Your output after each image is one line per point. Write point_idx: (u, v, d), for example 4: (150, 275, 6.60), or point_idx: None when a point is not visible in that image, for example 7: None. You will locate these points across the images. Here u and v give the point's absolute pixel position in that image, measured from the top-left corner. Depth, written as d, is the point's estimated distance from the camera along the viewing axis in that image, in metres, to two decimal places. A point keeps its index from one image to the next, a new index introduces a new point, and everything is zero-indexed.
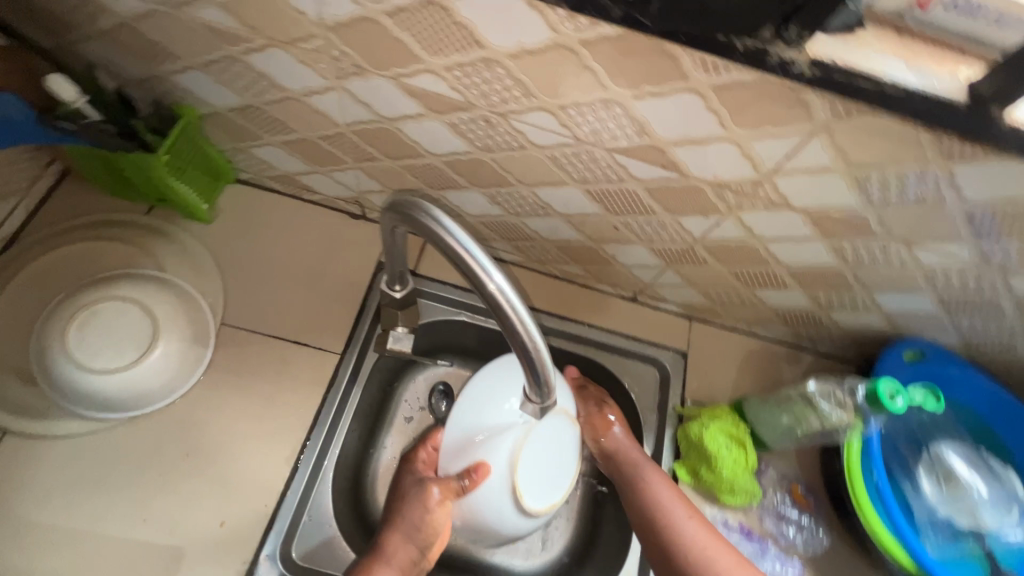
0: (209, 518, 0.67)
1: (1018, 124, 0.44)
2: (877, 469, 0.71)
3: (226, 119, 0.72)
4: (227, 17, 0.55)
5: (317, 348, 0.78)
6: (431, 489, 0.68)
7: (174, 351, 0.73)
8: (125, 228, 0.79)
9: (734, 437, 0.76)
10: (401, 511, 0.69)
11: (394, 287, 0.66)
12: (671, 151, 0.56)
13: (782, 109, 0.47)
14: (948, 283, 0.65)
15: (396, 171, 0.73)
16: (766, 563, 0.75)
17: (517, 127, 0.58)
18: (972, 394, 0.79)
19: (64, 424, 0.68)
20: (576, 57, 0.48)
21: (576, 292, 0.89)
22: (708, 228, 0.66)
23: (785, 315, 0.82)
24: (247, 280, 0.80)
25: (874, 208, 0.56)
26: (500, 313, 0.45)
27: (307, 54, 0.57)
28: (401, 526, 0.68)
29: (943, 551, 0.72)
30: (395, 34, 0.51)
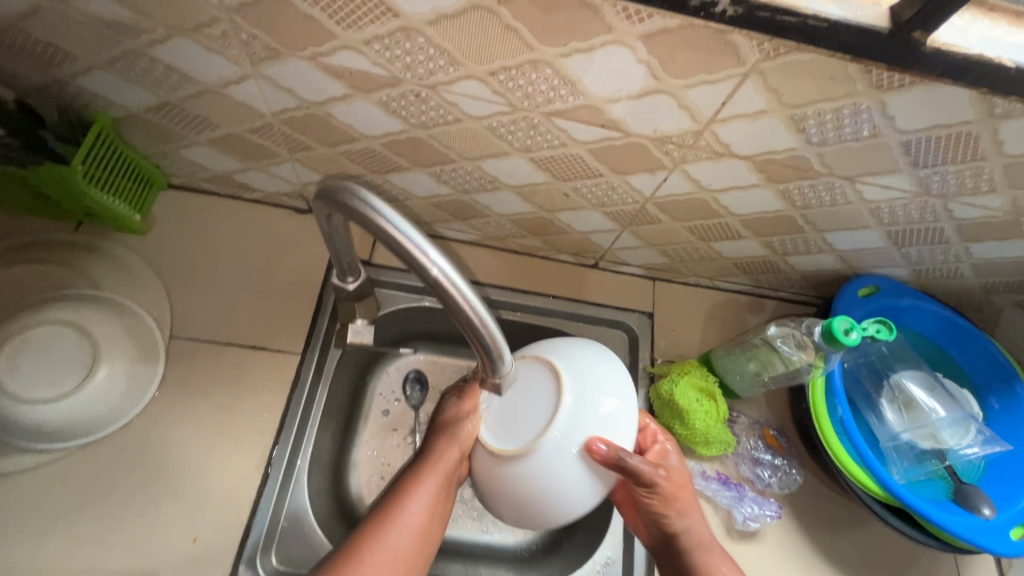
0: (181, 537, 0.65)
1: (942, 48, 0.43)
2: (841, 403, 0.72)
3: (143, 121, 0.67)
4: (119, 7, 0.51)
5: (276, 351, 0.75)
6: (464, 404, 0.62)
7: (121, 372, 0.70)
8: (51, 249, 0.74)
9: (703, 390, 0.77)
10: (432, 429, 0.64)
11: (347, 279, 0.63)
12: (608, 109, 0.54)
13: (711, 54, 0.46)
14: (894, 215, 0.66)
15: (335, 159, 0.70)
16: (744, 508, 0.76)
17: (449, 99, 0.56)
18: (924, 321, 0.81)
19: (11, 461, 0.65)
20: (496, 17, 0.46)
21: (537, 265, 0.88)
22: (658, 184, 0.65)
23: (744, 265, 0.83)
24: (193, 289, 0.76)
25: (814, 147, 0.56)
26: (444, 295, 0.45)
27: (215, 41, 0.53)
28: (444, 433, 0.63)
29: (906, 474, 0.75)
30: (303, 10, 0.48)
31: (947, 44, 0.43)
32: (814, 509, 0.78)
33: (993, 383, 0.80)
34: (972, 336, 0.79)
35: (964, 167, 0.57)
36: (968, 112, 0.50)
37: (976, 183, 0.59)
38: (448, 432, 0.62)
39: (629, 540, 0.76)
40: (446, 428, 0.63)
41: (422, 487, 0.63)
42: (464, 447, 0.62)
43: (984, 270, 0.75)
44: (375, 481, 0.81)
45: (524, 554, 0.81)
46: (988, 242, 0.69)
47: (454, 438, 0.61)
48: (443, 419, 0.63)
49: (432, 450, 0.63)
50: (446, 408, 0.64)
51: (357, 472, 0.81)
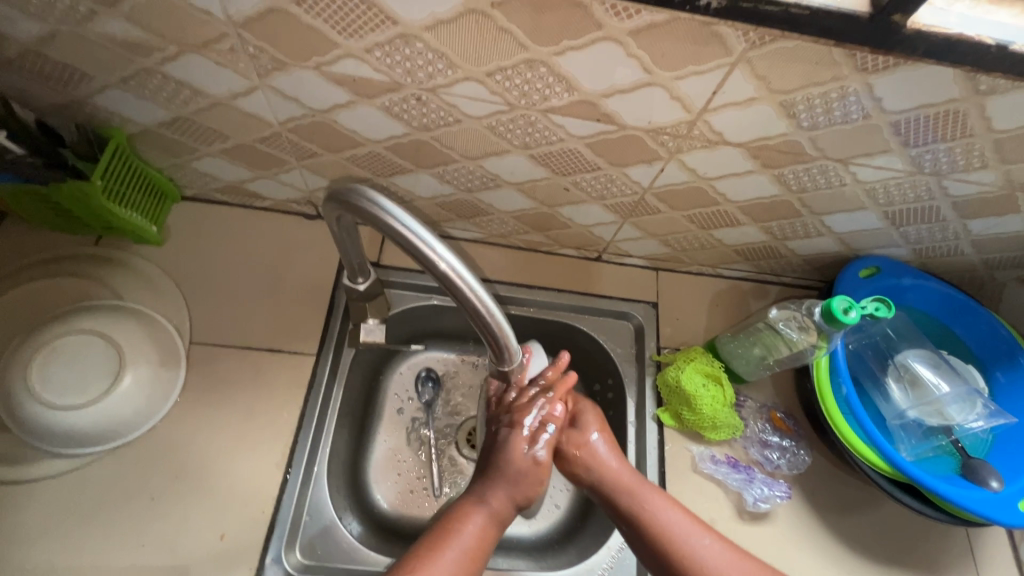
0: (209, 534, 0.68)
1: (924, 28, 0.45)
2: (845, 382, 0.73)
3: (157, 135, 0.70)
4: (132, 28, 0.53)
5: (291, 353, 0.78)
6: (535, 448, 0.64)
7: (145, 377, 0.72)
8: (74, 262, 0.77)
9: (709, 376, 0.79)
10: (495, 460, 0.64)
11: (357, 279, 0.66)
12: (603, 104, 0.56)
13: (699, 45, 0.48)
14: (890, 195, 0.67)
15: (341, 164, 0.72)
16: (754, 490, 0.77)
17: (448, 101, 0.58)
18: (926, 299, 0.82)
19: (44, 465, 0.68)
20: (490, 20, 0.48)
21: (541, 260, 0.90)
22: (655, 175, 0.67)
23: (745, 252, 0.84)
24: (210, 296, 0.79)
25: (805, 131, 0.57)
26: (454, 289, 0.48)
27: (224, 55, 0.56)
28: (506, 478, 0.63)
29: (913, 450, 0.76)
30: (307, 22, 0.50)
31: (928, 25, 0.45)
32: (823, 490, 0.80)
33: (998, 359, 0.81)
34: (974, 312, 0.80)
35: (955, 144, 0.58)
36: (954, 90, 0.51)
37: (969, 159, 0.60)
38: (511, 476, 0.63)
39: None
40: (511, 470, 0.63)
41: (475, 509, 0.61)
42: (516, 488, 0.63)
43: (984, 247, 0.76)
44: (392, 476, 0.84)
45: (539, 543, 0.83)
46: (986, 218, 0.70)
47: (517, 488, 0.63)
48: (501, 462, 0.64)
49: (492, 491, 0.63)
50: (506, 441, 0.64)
51: (373, 468, 0.83)
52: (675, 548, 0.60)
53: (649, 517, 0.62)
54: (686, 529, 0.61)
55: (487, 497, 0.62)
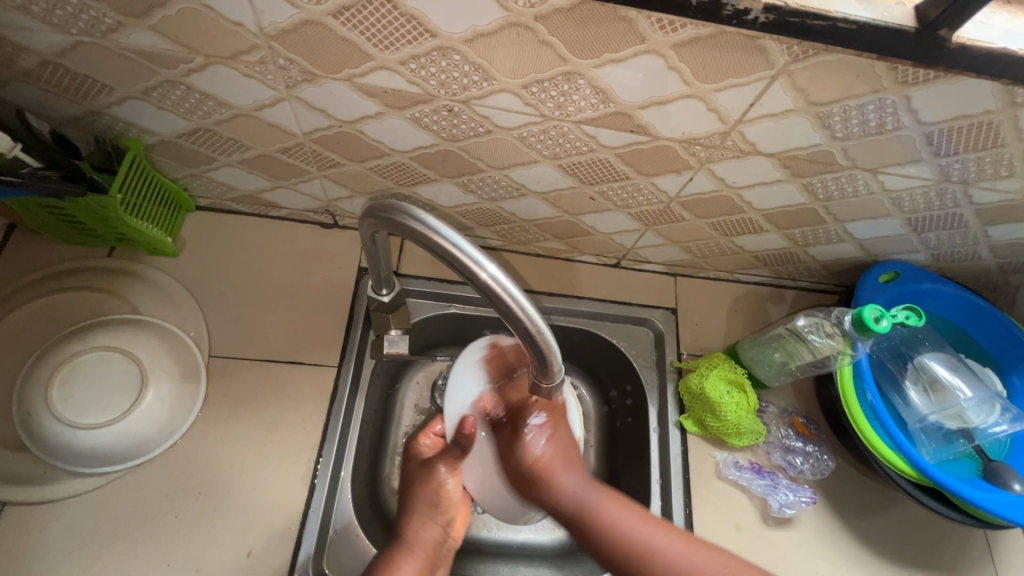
0: (235, 551, 0.67)
1: (968, 43, 0.45)
2: (870, 388, 0.74)
3: (175, 146, 0.69)
4: (159, 39, 0.52)
5: (312, 365, 0.77)
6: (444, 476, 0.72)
7: (166, 394, 0.71)
8: (88, 275, 0.75)
9: (733, 382, 0.79)
10: (412, 493, 0.72)
11: (382, 291, 0.65)
12: (638, 115, 0.56)
13: (742, 59, 0.48)
14: (914, 203, 0.68)
15: (364, 174, 0.71)
16: (779, 496, 0.77)
17: (480, 112, 0.57)
18: (944, 304, 0.83)
19: (64, 485, 0.66)
20: (532, 33, 0.47)
21: (560, 267, 0.90)
22: (683, 184, 0.67)
23: (765, 258, 0.85)
24: (228, 308, 0.78)
25: (838, 142, 0.58)
26: (497, 303, 0.44)
27: (252, 67, 0.54)
28: (425, 508, 0.71)
29: (935, 454, 0.77)
30: (342, 35, 0.49)
31: (973, 39, 0.45)
32: (845, 493, 0.80)
33: (1015, 362, 0.82)
34: (991, 316, 0.82)
35: (985, 154, 0.58)
36: (991, 102, 0.51)
37: (997, 169, 0.60)
38: (426, 507, 0.71)
39: None
40: (422, 499, 0.71)
41: (410, 554, 0.67)
42: (439, 517, 0.71)
43: (1002, 252, 0.77)
44: None
45: (563, 551, 0.83)
46: (1008, 225, 0.71)
47: (435, 513, 0.70)
48: (420, 491, 0.71)
49: (410, 531, 0.69)
50: (418, 479, 0.72)
51: (393, 477, 0.83)
52: (628, 550, 0.61)
53: (597, 510, 0.65)
54: (643, 531, 0.62)
55: (409, 531, 0.69)
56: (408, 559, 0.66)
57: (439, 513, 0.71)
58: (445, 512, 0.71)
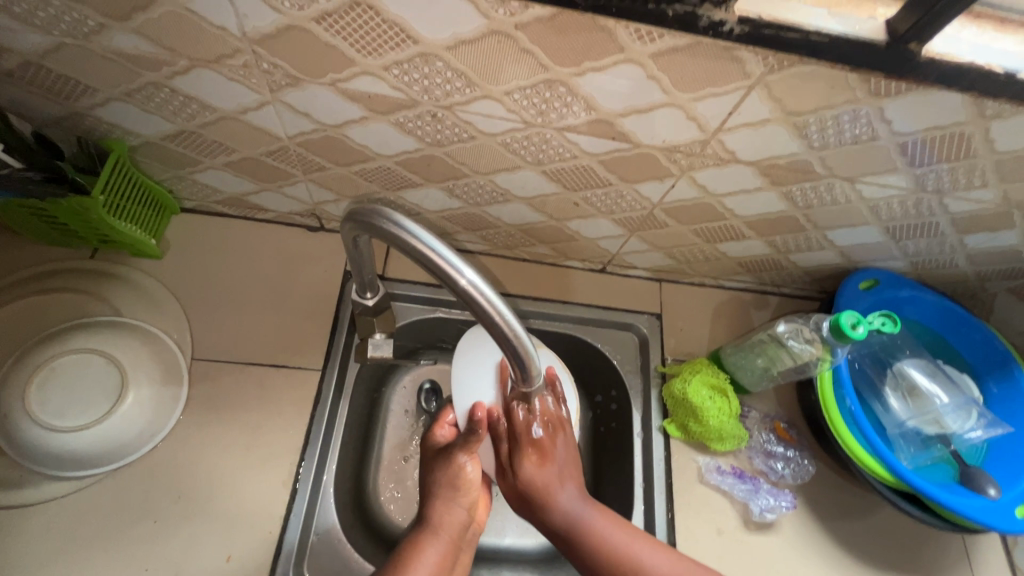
0: (214, 555, 0.66)
1: (936, 57, 0.46)
2: (848, 395, 0.75)
3: (160, 148, 0.69)
4: (143, 42, 0.52)
5: (296, 368, 0.77)
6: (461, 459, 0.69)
7: (147, 397, 0.71)
8: (70, 276, 0.75)
9: (715, 388, 0.80)
10: (431, 479, 0.70)
11: (365, 294, 0.65)
12: (619, 123, 0.56)
13: (719, 69, 0.49)
14: (891, 211, 0.69)
15: (349, 178, 0.72)
16: (760, 500, 0.78)
17: (464, 118, 0.58)
18: (922, 311, 0.85)
19: (42, 489, 0.66)
20: (513, 41, 0.47)
21: (547, 272, 0.90)
22: (665, 191, 0.68)
23: (748, 264, 0.86)
24: (212, 310, 0.77)
25: (815, 151, 0.59)
26: (475, 307, 0.45)
27: (236, 71, 0.55)
28: (444, 493, 0.68)
29: (913, 459, 0.78)
30: (326, 40, 0.50)
31: (941, 54, 0.46)
32: (826, 498, 0.81)
33: (992, 369, 0.83)
34: (968, 323, 0.83)
35: (958, 165, 0.59)
36: (961, 114, 0.52)
37: (970, 179, 0.62)
38: (446, 491, 0.68)
39: None
40: (445, 483, 0.69)
41: (433, 538, 0.65)
42: (461, 499, 0.68)
43: (978, 260, 0.78)
44: (395, 493, 0.83)
45: (547, 555, 0.83)
46: (983, 233, 0.72)
47: (456, 496, 0.68)
48: (439, 476, 0.69)
49: (433, 515, 0.67)
50: (436, 466, 0.70)
51: (377, 479, 0.83)
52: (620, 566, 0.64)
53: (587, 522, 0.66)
54: (632, 548, 0.65)
55: (431, 515, 0.67)
56: (432, 545, 0.64)
57: (463, 495, 0.68)
58: (466, 495, 0.68)
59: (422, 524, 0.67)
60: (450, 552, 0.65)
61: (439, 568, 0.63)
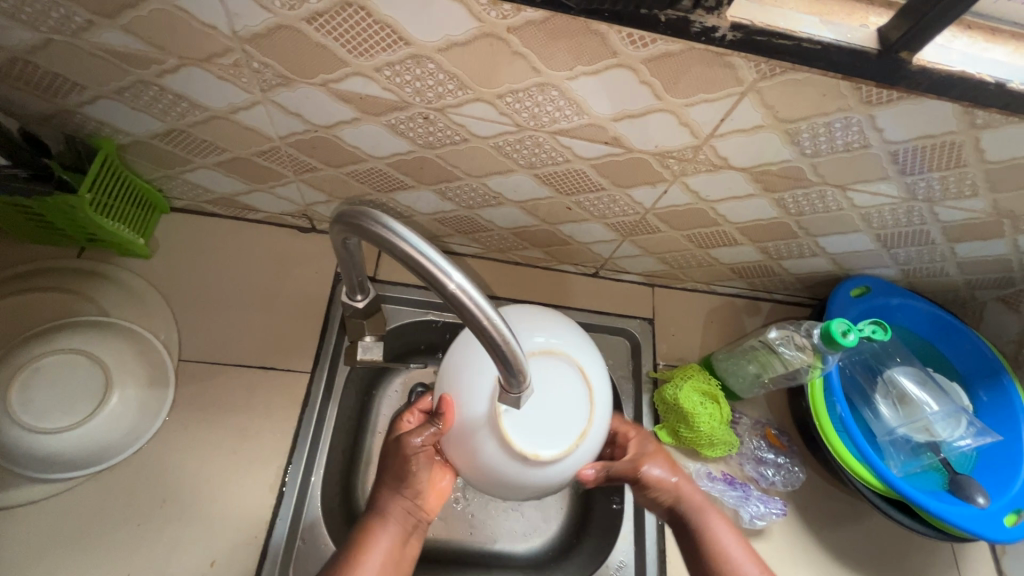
0: (199, 560, 0.65)
1: (927, 66, 0.46)
2: (839, 402, 0.75)
3: (149, 146, 0.68)
4: (132, 40, 0.52)
5: (285, 370, 0.76)
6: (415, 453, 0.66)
7: (133, 399, 0.70)
8: (56, 275, 0.74)
9: (707, 394, 0.79)
10: (382, 467, 0.69)
11: (355, 297, 0.64)
12: (612, 127, 0.56)
13: (711, 75, 0.49)
14: (883, 219, 0.69)
15: (341, 179, 0.71)
16: (750, 507, 0.77)
17: (457, 120, 0.58)
18: (913, 318, 0.85)
19: (22, 491, 0.64)
20: (505, 44, 0.47)
21: (539, 276, 0.90)
22: (657, 196, 0.68)
23: (740, 270, 0.86)
24: (200, 311, 0.76)
25: (807, 158, 0.59)
26: (463, 311, 0.44)
27: (226, 70, 0.54)
28: (390, 482, 0.67)
29: (903, 467, 0.78)
30: (317, 40, 0.49)
31: (932, 62, 0.46)
32: (817, 505, 0.81)
33: (981, 377, 0.84)
34: (958, 331, 0.83)
35: (949, 173, 0.60)
36: (952, 123, 0.53)
37: (960, 188, 0.62)
38: (391, 479, 0.67)
39: (640, 545, 0.77)
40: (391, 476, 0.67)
41: (380, 530, 0.65)
42: (404, 489, 0.67)
43: (968, 269, 0.79)
44: None
45: (537, 561, 0.82)
46: (973, 242, 0.72)
47: (399, 484, 0.67)
48: (388, 463, 0.68)
49: (383, 505, 0.67)
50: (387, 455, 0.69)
51: (366, 485, 0.81)
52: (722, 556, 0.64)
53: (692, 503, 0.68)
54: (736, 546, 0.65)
55: (380, 502, 0.67)
56: (380, 533, 0.64)
57: (408, 484, 0.67)
58: (413, 482, 0.67)
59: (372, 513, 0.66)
60: (396, 542, 0.65)
61: (382, 557, 0.63)
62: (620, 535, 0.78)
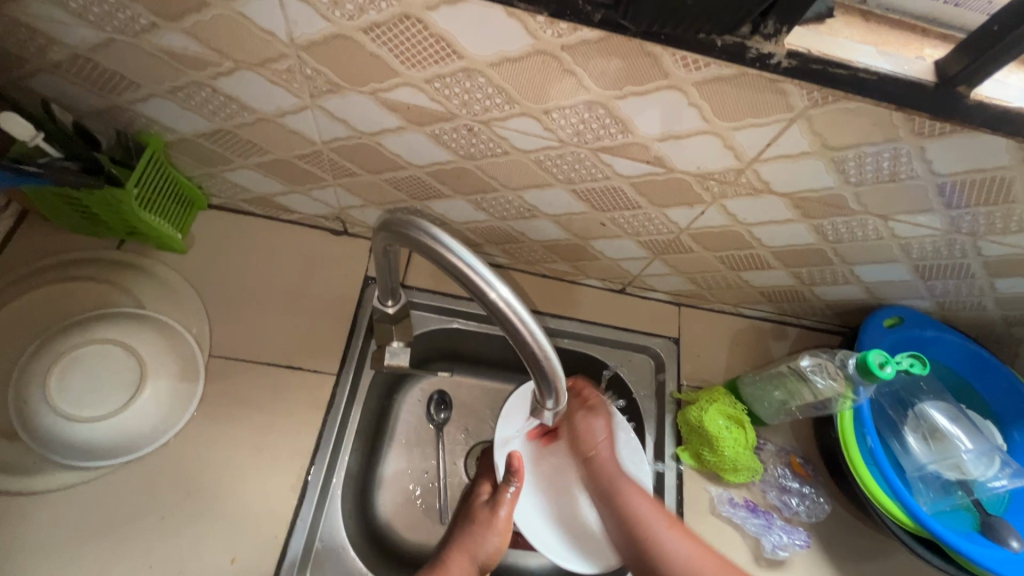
0: (218, 556, 0.66)
1: (984, 100, 0.45)
2: (870, 433, 0.74)
3: (194, 145, 0.69)
4: (191, 42, 0.53)
5: (311, 370, 0.76)
6: (499, 508, 0.72)
7: (164, 391, 0.71)
8: (96, 265, 0.75)
9: (732, 418, 0.78)
10: (464, 532, 0.72)
11: (387, 302, 0.65)
12: (655, 147, 0.56)
13: (762, 100, 0.48)
14: (922, 250, 0.68)
15: (378, 185, 0.72)
16: (772, 536, 0.76)
17: (500, 134, 0.58)
18: (948, 352, 0.83)
19: (51, 477, 0.65)
20: (558, 61, 0.48)
21: (565, 289, 0.90)
22: (694, 217, 0.67)
23: (770, 294, 0.85)
24: (232, 308, 0.77)
25: (850, 187, 0.58)
26: (505, 323, 0.44)
27: (279, 75, 0.55)
28: (466, 547, 0.70)
29: (932, 504, 0.76)
30: (371, 50, 0.50)
31: (990, 98, 0.46)
32: (840, 539, 0.79)
33: (1014, 416, 0.82)
34: (994, 369, 0.82)
35: (995, 209, 0.59)
36: (1003, 159, 0.52)
37: (1006, 223, 0.61)
38: (469, 544, 0.71)
39: None
40: (464, 538, 0.71)
41: None
42: (476, 556, 0.70)
43: (1007, 305, 0.77)
44: (401, 503, 0.82)
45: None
46: (1014, 278, 0.71)
47: (477, 555, 0.70)
48: (473, 533, 0.71)
49: (450, 562, 0.69)
50: (476, 518, 0.73)
51: (384, 490, 0.82)
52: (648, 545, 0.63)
53: (639, 518, 0.64)
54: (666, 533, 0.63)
55: (447, 562, 0.69)
56: None
57: (484, 557, 0.70)
58: (485, 557, 0.70)
59: (435, 566, 0.70)
60: None
61: None
62: None
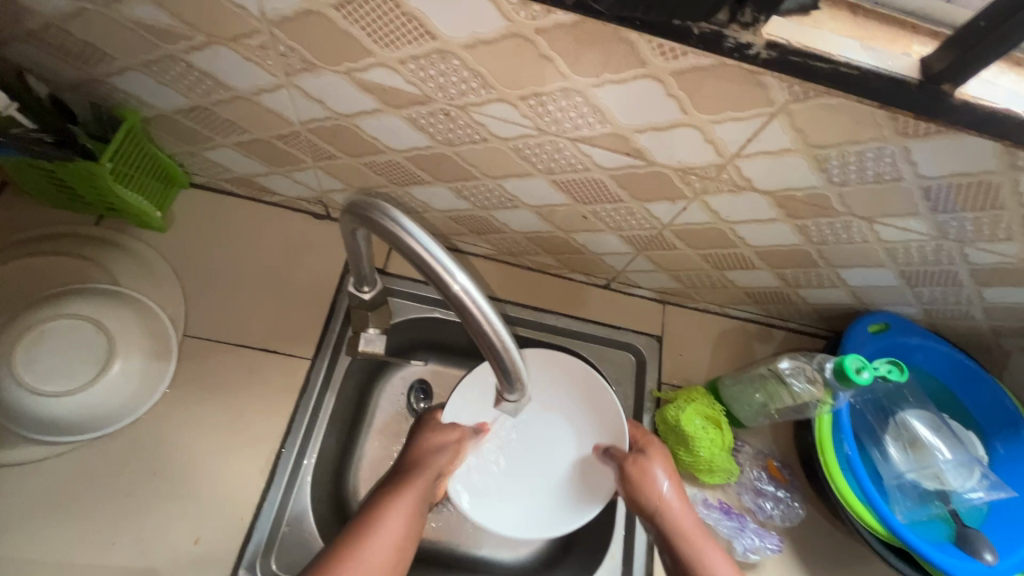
0: (183, 537, 0.66)
1: (970, 100, 0.44)
2: (847, 439, 0.72)
3: (173, 122, 0.68)
4: (162, 13, 0.52)
5: (285, 354, 0.76)
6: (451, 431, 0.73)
7: (134, 369, 0.70)
8: (74, 240, 0.75)
9: (710, 418, 0.77)
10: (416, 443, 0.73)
11: (362, 288, 0.63)
12: (634, 139, 0.55)
13: (743, 93, 0.47)
14: (909, 256, 0.67)
15: (358, 169, 0.71)
16: (744, 539, 0.75)
17: (478, 119, 0.57)
18: (933, 360, 0.82)
19: (17, 451, 0.65)
20: (533, 45, 0.46)
21: (549, 282, 0.89)
22: (676, 213, 0.66)
23: (756, 295, 0.84)
24: (209, 288, 0.77)
25: (834, 187, 0.57)
26: (464, 313, 0.43)
27: (252, 51, 0.54)
28: (426, 454, 0.71)
29: (908, 513, 0.76)
30: (343, 28, 0.49)
31: (976, 97, 0.44)
32: (813, 544, 0.78)
33: (998, 428, 0.81)
34: (980, 379, 0.80)
35: (983, 215, 0.57)
36: (991, 163, 0.50)
37: (995, 230, 0.59)
38: (428, 453, 0.71)
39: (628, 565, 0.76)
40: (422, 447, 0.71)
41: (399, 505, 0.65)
42: (436, 463, 0.70)
43: (995, 315, 0.75)
44: None
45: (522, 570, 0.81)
46: (1003, 287, 0.69)
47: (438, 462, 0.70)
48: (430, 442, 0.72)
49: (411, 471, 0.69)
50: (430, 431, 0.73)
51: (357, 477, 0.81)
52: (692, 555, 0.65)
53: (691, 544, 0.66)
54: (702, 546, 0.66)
55: (410, 471, 0.69)
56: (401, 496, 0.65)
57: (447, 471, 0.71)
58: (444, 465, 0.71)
59: (397, 477, 0.69)
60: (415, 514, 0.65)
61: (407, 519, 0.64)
62: (607, 554, 0.76)
